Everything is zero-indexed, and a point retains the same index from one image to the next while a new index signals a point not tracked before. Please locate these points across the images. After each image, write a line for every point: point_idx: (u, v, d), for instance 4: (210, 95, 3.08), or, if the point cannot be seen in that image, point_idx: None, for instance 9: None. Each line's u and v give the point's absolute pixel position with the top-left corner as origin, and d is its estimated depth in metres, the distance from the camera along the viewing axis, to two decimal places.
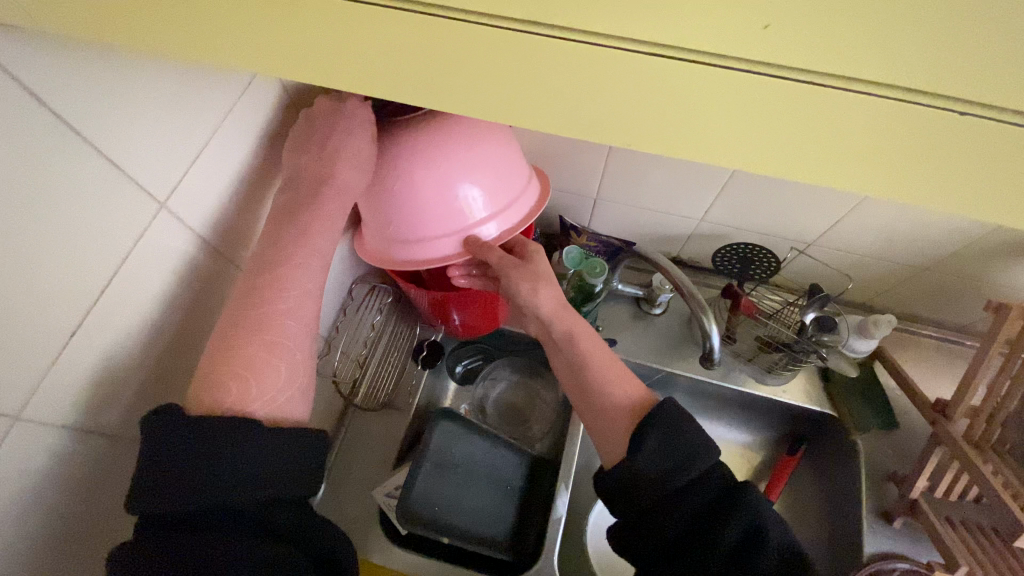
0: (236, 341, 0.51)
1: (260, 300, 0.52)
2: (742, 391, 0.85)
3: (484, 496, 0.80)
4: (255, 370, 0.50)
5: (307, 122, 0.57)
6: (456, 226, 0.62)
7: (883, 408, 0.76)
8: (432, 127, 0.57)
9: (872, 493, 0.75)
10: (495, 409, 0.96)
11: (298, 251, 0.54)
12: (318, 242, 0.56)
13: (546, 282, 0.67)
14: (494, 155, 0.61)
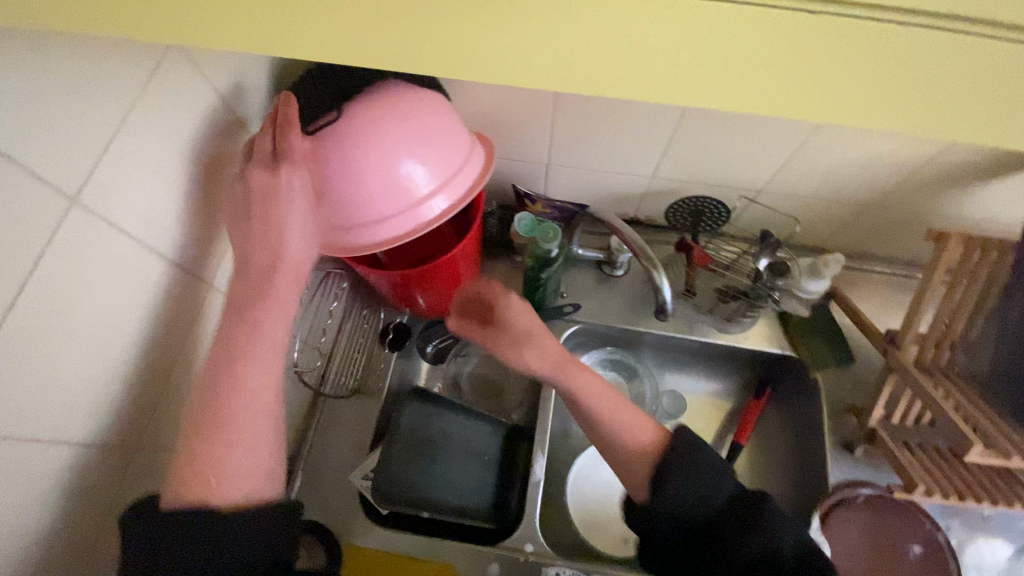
0: (201, 441, 0.52)
1: (223, 395, 0.54)
2: (705, 343, 0.87)
3: (461, 469, 0.78)
4: (217, 462, 0.52)
5: (242, 192, 0.54)
6: (408, 202, 0.57)
7: (839, 344, 0.80)
8: (356, 125, 0.53)
9: (834, 426, 0.79)
10: (469, 386, 0.93)
11: (257, 354, 0.56)
12: (270, 329, 0.57)
13: (534, 342, 0.62)
14: (411, 125, 0.55)
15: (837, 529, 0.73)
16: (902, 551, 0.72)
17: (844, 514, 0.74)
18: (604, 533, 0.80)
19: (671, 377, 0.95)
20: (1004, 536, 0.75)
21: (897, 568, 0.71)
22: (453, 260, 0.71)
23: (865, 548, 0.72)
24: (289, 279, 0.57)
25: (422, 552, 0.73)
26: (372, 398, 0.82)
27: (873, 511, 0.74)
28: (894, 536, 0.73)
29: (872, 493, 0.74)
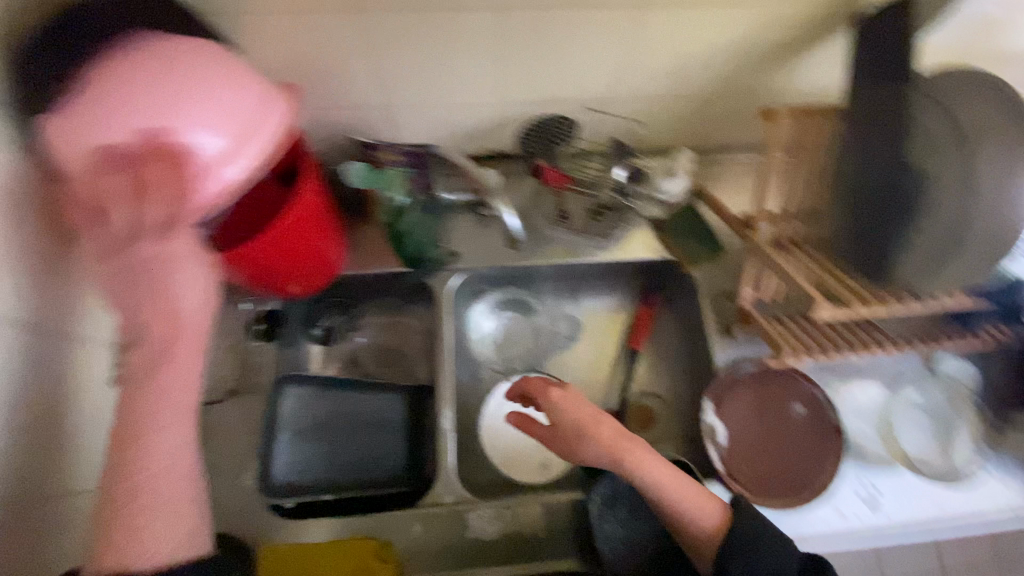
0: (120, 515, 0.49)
1: (128, 470, 0.50)
2: (591, 263, 0.86)
3: (365, 444, 0.78)
4: (132, 532, 0.49)
5: (129, 264, 0.50)
6: (195, 163, 0.50)
7: (706, 237, 0.85)
8: (97, 105, 0.47)
9: (715, 314, 0.84)
10: (369, 356, 0.89)
11: (167, 422, 0.52)
12: (173, 394, 0.52)
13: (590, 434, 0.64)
14: (161, 83, 0.48)
15: (728, 408, 0.78)
16: (783, 412, 0.79)
17: (732, 392, 0.79)
18: (525, 465, 0.83)
19: (569, 304, 0.96)
20: (870, 380, 0.83)
21: (780, 428, 0.78)
22: (298, 229, 0.66)
23: (752, 418, 0.78)
24: (189, 338, 0.53)
25: (341, 533, 0.72)
26: (256, 394, 0.77)
27: (757, 384, 0.79)
28: (775, 401, 0.79)
29: (753, 369, 0.80)
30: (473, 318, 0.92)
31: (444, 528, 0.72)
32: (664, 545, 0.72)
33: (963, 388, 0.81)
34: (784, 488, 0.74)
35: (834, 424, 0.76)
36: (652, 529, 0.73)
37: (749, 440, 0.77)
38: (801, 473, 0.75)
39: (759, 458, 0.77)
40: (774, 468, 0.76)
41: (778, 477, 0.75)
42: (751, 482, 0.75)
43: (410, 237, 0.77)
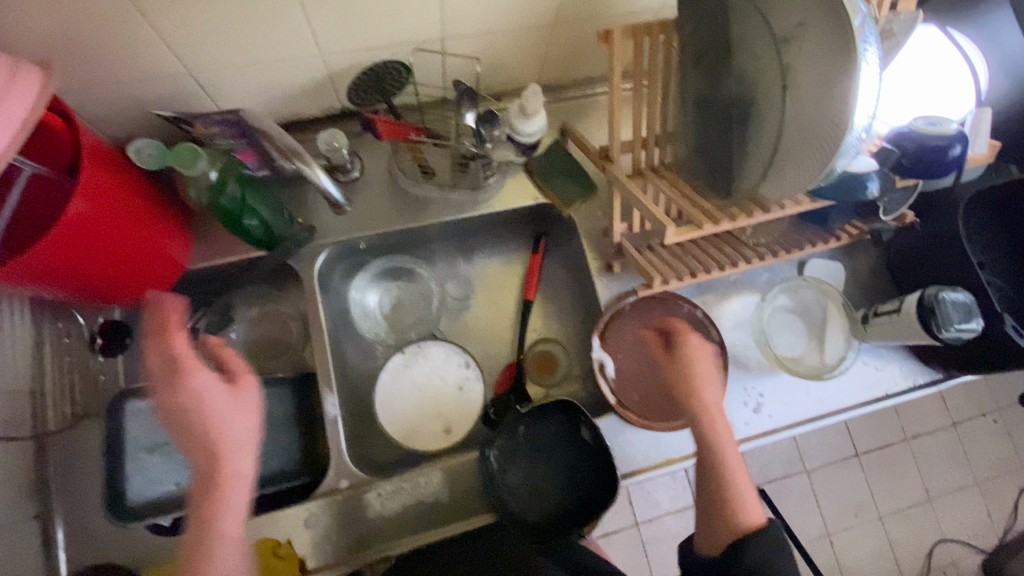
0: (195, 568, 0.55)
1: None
2: (466, 218, 0.83)
3: (245, 447, 0.73)
4: None
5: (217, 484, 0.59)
6: None
7: (579, 178, 0.82)
8: None
9: (595, 252, 0.84)
10: (247, 350, 0.85)
11: (221, 549, 0.56)
12: (228, 530, 0.57)
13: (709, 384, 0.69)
14: None
15: (615, 342, 0.80)
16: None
17: (618, 326, 0.80)
18: (427, 435, 0.80)
19: (456, 264, 0.93)
20: (747, 290, 0.86)
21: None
22: (93, 222, 0.59)
23: (640, 348, 0.80)
24: (239, 478, 0.59)
25: None
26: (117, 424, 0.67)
27: (641, 314, 0.81)
28: (660, 328, 0.81)
29: (636, 299, 0.81)
30: (355, 295, 0.86)
31: (345, 514, 0.71)
32: (569, 487, 0.75)
33: (829, 285, 0.83)
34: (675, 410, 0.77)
35: (715, 339, 0.79)
36: (556, 475, 0.75)
37: (640, 370, 0.79)
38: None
39: (650, 385, 0.79)
40: (665, 392, 0.78)
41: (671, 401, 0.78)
42: (644, 409, 0.77)
43: (246, 219, 0.68)
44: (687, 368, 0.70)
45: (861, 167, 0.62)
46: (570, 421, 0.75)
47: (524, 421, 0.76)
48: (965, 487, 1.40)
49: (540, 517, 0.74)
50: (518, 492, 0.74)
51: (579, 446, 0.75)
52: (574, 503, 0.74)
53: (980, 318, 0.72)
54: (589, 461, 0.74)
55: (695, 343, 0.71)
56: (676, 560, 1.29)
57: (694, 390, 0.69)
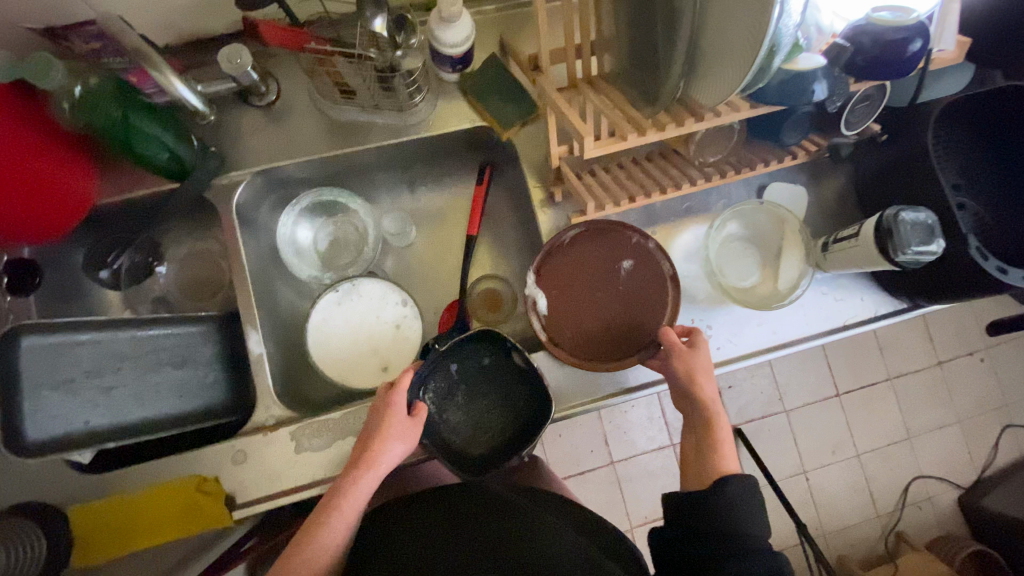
0: (311, 533, 0.57)
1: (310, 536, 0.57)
2: (398, 144, 0.77)
3: (170, 381, 0.69)
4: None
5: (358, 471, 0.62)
6: None
7: (518, 96, 0.75)
8: None
9: (538, 180, 0.78)
10: (177, 291, 0.82)
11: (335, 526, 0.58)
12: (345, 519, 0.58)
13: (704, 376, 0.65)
14: None
15: (552, 278, 0.73)
16: (612, 272, 0.73)
17: (555, 262, 0.73)
18: (363, 373, 0.78)
19: (396, 197, 0.88)
20: (699, 218, 0.81)
21: (609, 291, 0.73)
22: None
23: (580, 285, 0.73)
24: (370, 479, 0.60)
25: (161, 474, 0.68)
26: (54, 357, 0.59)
27: (581, 247, 0.74)
28: (604, 262, 0.73)
29: (577, 232, 0.73)
30: (285, 231, 0.81)
31: (271, 452, 0.69)
32: (510, 419, 0.72)
33: (786, 212, 0.77)
34: (611, 352, 0.71)
35: (670, 274, 0.72)
36: (495, 407, 0.73)
37: (579, 309, 0.73)
38: (630, 335, 0.71)
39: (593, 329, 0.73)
40: (602, 332, 0.71)
41: (607, 343, 0.72)
42: (574, 350, 0.72)
43: (141, 145, 0.63)
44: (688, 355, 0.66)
45: (809, 64, 0.56)
46: (503, 352, 0.73)
47: (454, 358, 0.73)
48: (946, 425, 1.38)
49: (482, 452, 0.72)
50: (456, 429, 0.72)
51: (516, 376, 0.73)
52: (514, 436, 0.72)
53: (941, 239, 0.67)
54: (526, 388, 0.73)
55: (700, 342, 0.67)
56: (651, 498, 1.28)
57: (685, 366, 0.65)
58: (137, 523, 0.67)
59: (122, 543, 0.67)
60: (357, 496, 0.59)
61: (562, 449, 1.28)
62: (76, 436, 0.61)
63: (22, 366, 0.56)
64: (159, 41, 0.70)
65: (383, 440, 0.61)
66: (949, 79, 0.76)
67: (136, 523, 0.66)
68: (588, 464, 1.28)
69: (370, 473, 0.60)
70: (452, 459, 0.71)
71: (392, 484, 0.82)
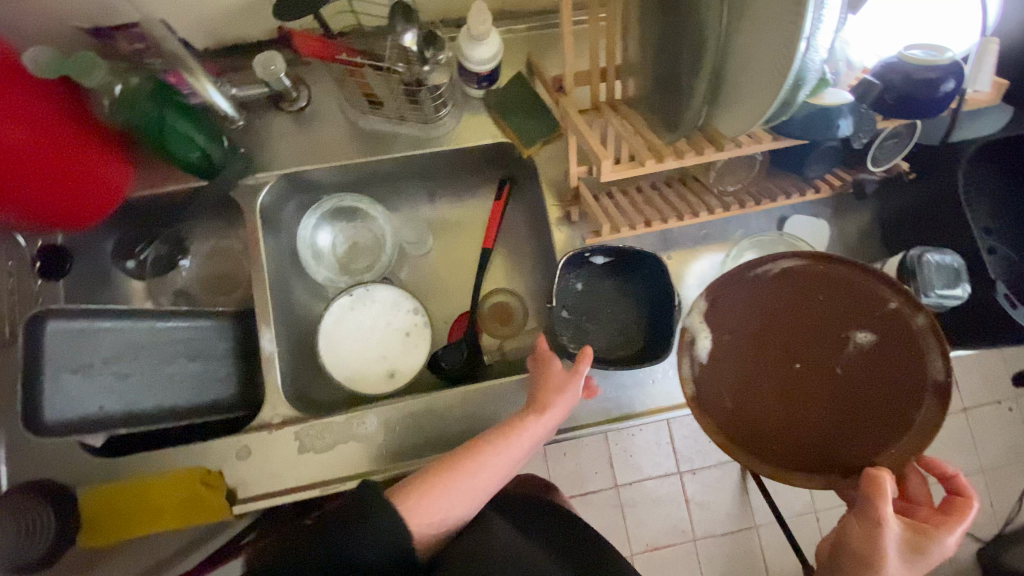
0: (478, 454, 0.59)
1: (477, 460, 0.59)
2: (421, 155, 0.78)
3: (184, 374, 0.70)
4: (436, 493, 0.56)
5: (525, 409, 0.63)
6: None
7: (542, 115, 0.75)
8: None
9: (557, 198, 0.78)
10: (198, 285, 0.84)
11: (500, 453, 0.60)
12: (512, 451, 0.60)
13: (896, 551, 0.48)
14: None
15: (737, 325, 0.59)
16: (839, 344, 0.56)
17: (738, 300, 0.59)
18: (372, 378, 0.79)
19: (416, 206, 0.90)
20: (717, 246, 0.79)
21: (823, 368, 0.57)
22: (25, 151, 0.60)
23: (786, 351, 0.58)
24: (538, 425, 0.61)
25: (168, 463, 0.70)
26: (75, 340, 0.62)
27: (800, 288, 0.58)
28: (828, 325, 0.57)
29: (793, 265, 0.58)
30: (305, 233, 0.83)
31: (276, 451, 0.70)
32: (639, 301, 0.74)
33: (806, 245, 0.76)
34: (799, 451, 0.55)
35: (936, 381, 0.52)
36: (616, 306, 0.75)
37: (755, 371, 0.58)
38: (832, 432, 0.55)
39: (804, 420, 0.56)
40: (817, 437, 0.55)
41: (795, 434, 0.56)
42: (729, 417, 0.58)
43: (174, 143, 0.65)
44: (899, 538, 0.49)
45: (833, 100, 0.55)
46: (584, 266, 0.75)
47: (559, 304, 0.73)
48: (969, 473, 1.32)
49: (645, 328, 0.73)
50: (614, 343, 0.72)
51: (609, 273, 0.75)
52: (651, 303, 0.73)
53: (967, 283, 0.65)
54: (626, 275, 0.75)
55: (937, 538, 0.49)
56: (654, 525, 1.25)
57: (882, 544, 0.48)
58: (142, 508, 0.68)
59: (128, 524, 0.68)
60: (522, 436, 0.61)
61: (567, 468, 1.27)
62: (89, 420, 0.63)
63: (46, 346, 0.60)
64: (200, 46, 0.73)
65: (553, 393, 0.63)
66: (986, 119, 0.74)
67: (142, 507, 0.68)
68: (592, 485, 1.26)
69: (536, 421, 0.61)
70: (635, 358, 0.71)
71: None
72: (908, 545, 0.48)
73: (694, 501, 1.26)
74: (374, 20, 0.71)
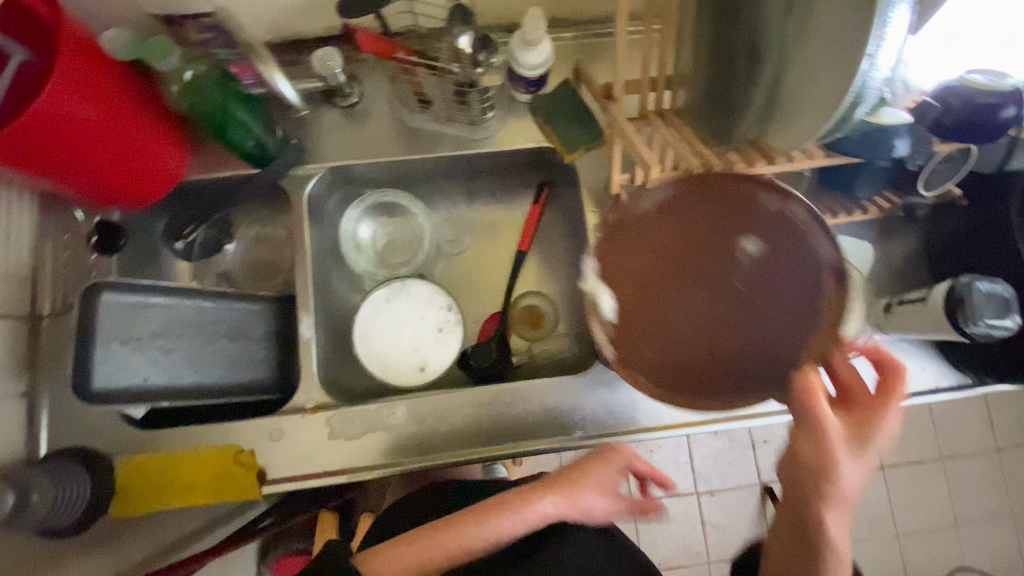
0: (462, 520, 0.60)
1: (461, 530, 0.60)
2: (465, 155, 0.80)
3: (223, 353, 0.72)
4: (411, 556, 0.57)
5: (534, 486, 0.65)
6: None
7: (587, 122, 0.76)
8: None
9: (597, 205, 0.79)
10: (241, 270, 0.87)
11: (493, 525, 0.60)
12: (501, 526, 0.60)
13: (852, 455, 0.49)
14: None
15: (636, 269, 0.60)
16: (730, 253, 0.59)
17: (635, 244, 0.59)
18: (402, 371, 0.80)
19: (455, 205, 0.91)
20: None
21: (724, 282, 0.59)
22: (98, 131, 0.62)
23: (691, 285, 0.59)
24: (545, 509, 0.62)
25: (203, 439, 0.72)
26: (126, 313, 0.64)
27: (689, 207, 0.59)
28: (714, 237, 0.59)
29: (674, 187, 0.59)
30: (347, 225, 0.85)
31: (307, 435, 0.71)
32: None
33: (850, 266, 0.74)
34: (720, 378, 0.57)
35: (830, 262, 0.56)
36: None
37: (663, 308, 0.59)
38: (747, 345, 0.57)
39: (722, 337, 0.58)
40: (727, 360, 0.57)
41: (720, 369, 0.57)
42: (659, 373, 0.58)
43: (233, 130, 0.68)
44: (841, 431, 0.50)
45: (893, 120, 0.55)
46: None
47: None
48: (1000, 516, 1.27)
49: None
50: None
51: None
52: None
53: (1017, 314, 0.64)
54: None
55: (881, 416, 0.51)
56: (668, 543, 1.23)
57: (830, 449, 0.49)
58: (175, 481, 0.70)
59: (162, 496, 0.70)
60: (524, 512, 0.61)
61: None
62: (135, 390, 0.65)
63: (100, 316, 0.63)
64: (262, 39, 0.76)
65: (581, 487, 0.64)
66: None
67: (175, 481, 0.70)
68: None
69: (546, 503, 0.62)
70: None
71: (412, 500, 0.80)
72: (858, 440, 0.50)
73: (711, 523, 1.24)
74: (429, 21, 0.73)
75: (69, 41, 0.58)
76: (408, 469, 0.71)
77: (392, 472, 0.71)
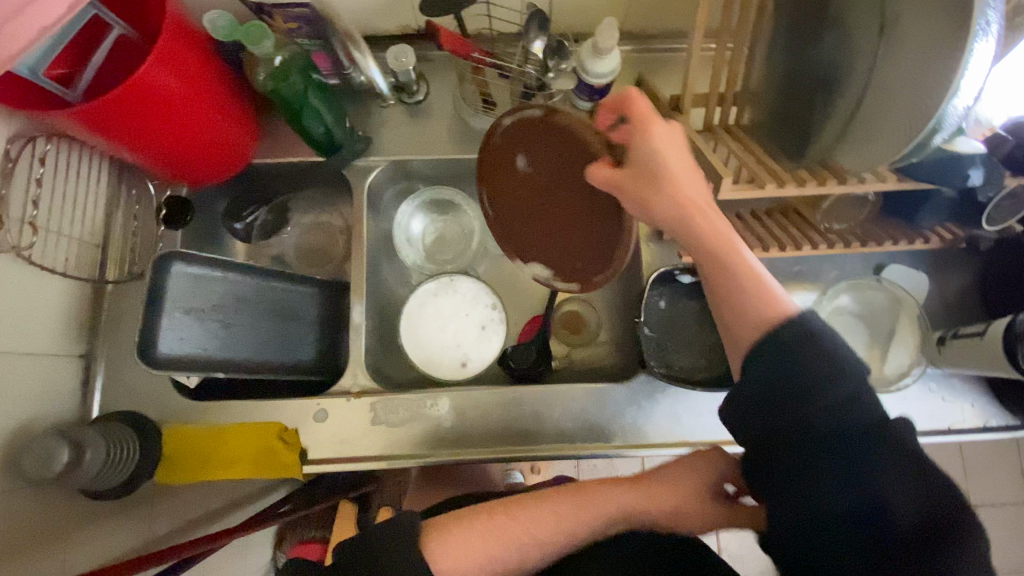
0: (519, 506, 0.56)
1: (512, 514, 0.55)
2: None
3: (274, 332, 0.74)
4: (463, 541, 0.52)
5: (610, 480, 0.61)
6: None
7: None
8: None
9: None
10: (294, 254, 0.89)
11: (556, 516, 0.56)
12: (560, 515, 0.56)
13: (652, 175, 0.53)
14: None
15: (513, 232, 0.71)
16: (515, 169, 0.66)
17: (501, 226, 0.72)
18: (444, 365, 0.81)
19: None
20: (808, 284, 0.78)
21: (531, 178, 0.65)
22: (184, 107, 0.64)
23: (551, 218, 0.65)
24: (625, 500, 0.58)
25: (252, 415, 0.73)
26: (190, 283, 0.66)
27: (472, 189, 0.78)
28: (494, 168, 0.69)
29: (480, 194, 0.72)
30: (401, 218, 0.87)
31: (350, 419, 0.72)
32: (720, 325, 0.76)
33: (904, 295, 0.74)
34: (609, 219, 0.60)
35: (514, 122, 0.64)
36: (698, 328, 0.77)
37: (540, 234, 0.68)
38: (588, 191, 0.60)
39: (578, 208, 0.62)
40: (593, 205, 0.60)
41: (581, 238, 0.64)
42: (602, 266, 0.61)
43: (307, 118, 0.71)
44: (628, 172, 0.53)
45: (966, 148, 0.54)
46: (670, 285, 0.78)
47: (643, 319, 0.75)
48: None
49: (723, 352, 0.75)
50: (693, 366, 0.75)
51: (693, 293, 0.78)
52: None
53: None
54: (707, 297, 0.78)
55: (631, 96, 0.53)
56: None
57: (652, 202, 0.53)
58: (218, 455, 0.71)
59: (202, 469, 0.70)
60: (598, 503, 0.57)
61: None
62: (193, 360, 0.66)
63: (170, 285, 0.65)
64: None
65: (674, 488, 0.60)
66: None
67: (218, 455, 0.70)
68: None
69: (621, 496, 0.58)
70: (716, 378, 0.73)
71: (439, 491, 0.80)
72: (650, 172, 0.53)
73: (728, 553, 1.18)
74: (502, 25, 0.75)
75: (173, 22, 0.61)
76: (449, 460, 0.71)
77: (432, 461, 0.72)
